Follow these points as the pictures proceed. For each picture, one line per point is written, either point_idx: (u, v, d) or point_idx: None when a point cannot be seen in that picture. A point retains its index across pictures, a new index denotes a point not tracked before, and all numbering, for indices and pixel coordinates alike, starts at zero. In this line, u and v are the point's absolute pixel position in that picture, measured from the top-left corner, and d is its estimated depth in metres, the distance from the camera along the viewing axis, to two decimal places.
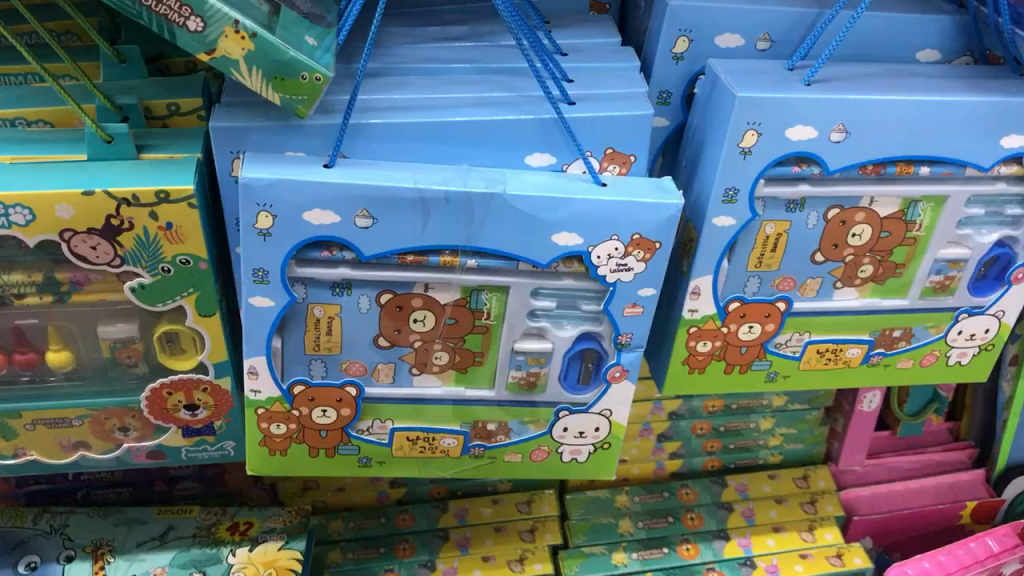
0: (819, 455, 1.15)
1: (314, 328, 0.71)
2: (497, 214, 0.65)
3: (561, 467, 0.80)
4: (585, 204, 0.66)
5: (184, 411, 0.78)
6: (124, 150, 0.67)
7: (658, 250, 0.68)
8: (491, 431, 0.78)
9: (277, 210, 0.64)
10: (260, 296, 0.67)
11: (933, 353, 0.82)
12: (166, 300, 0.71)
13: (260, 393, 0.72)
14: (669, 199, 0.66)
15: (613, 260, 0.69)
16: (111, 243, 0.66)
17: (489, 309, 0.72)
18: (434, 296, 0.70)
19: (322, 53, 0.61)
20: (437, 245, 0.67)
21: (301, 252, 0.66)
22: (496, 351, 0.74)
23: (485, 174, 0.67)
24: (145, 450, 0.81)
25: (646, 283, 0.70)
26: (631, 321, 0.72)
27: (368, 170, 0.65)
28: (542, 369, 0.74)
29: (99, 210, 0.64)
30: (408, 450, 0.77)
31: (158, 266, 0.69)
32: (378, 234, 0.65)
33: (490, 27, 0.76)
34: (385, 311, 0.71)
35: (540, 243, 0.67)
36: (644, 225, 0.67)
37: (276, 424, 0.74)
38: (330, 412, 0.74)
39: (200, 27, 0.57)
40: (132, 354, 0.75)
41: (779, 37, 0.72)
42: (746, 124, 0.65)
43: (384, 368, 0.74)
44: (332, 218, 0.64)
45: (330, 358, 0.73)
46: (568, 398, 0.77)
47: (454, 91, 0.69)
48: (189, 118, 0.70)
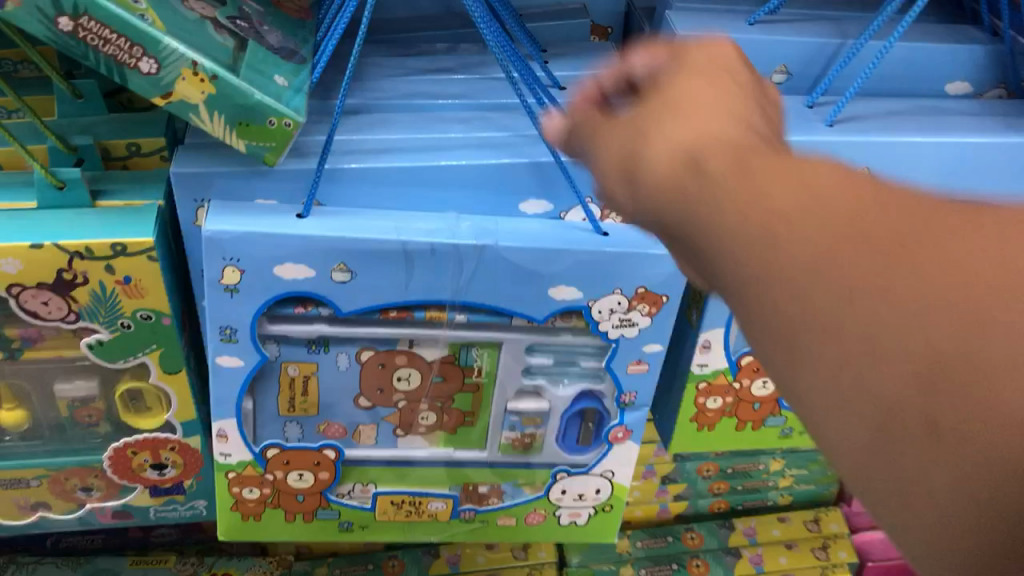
0: (831, 495, 1.10)
1: (288, 388, 0.65)
2: (489, 267, 0.59)
3: (560, 529, 0.74)
4: (585, 255, 0.60)
5: (151, 470, 0.72)
6: (79, 197, 0.60)
7: (665, 303, 0.63)
8: (483, 494, 0.72)
9: (245, 264, 0.57)
10: (228, 355, 0.61)
11: None
12: (127, 357, 0.65)
13: (231, 456, 0.66)
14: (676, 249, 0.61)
15: (616, 315, 0.63)
16: (65, 298, 0.60)
17: (480, 366, 0.66)
18: (419, 353, 0.64)
19: (292, 95, 0.55)
20: (423, 299, 0.60)
21: (273, 307, 0.61)
22: (488, 410, 0.68)
23: (476, 223, 0.61)
24: (110, 510, 0.75)
25: (651, 338, 0.64)
26: (635, 378, 0.66)
27: (346, 220, 0.59)
28: (538, 430, 0.69)
29: (50, 265, 0.58)
30: (392, 514, 0.71)
31: (117, 322, 0.63)
32: (357, 289, 0.59)
33: (482, 57, 0.70)
34: (366, 370, 0.65)
35: (535, 297, 0.61)
36: (648, 276, 0.61)
37: (248, 488, 0.68)
38: (307, 475, 0.68)
39: (154, 69, 0.51)
40: (92, 413, 0.69)
41: (797, 70, 0.66)
42: None
43: (367, 429, 0.68)
44: (306, 271, 0.58)
45: (306, 420, 0.67)
46: (567, 459, 0.71)
47: (442, 131, 0.63)
48: (152, 159, 0.64)
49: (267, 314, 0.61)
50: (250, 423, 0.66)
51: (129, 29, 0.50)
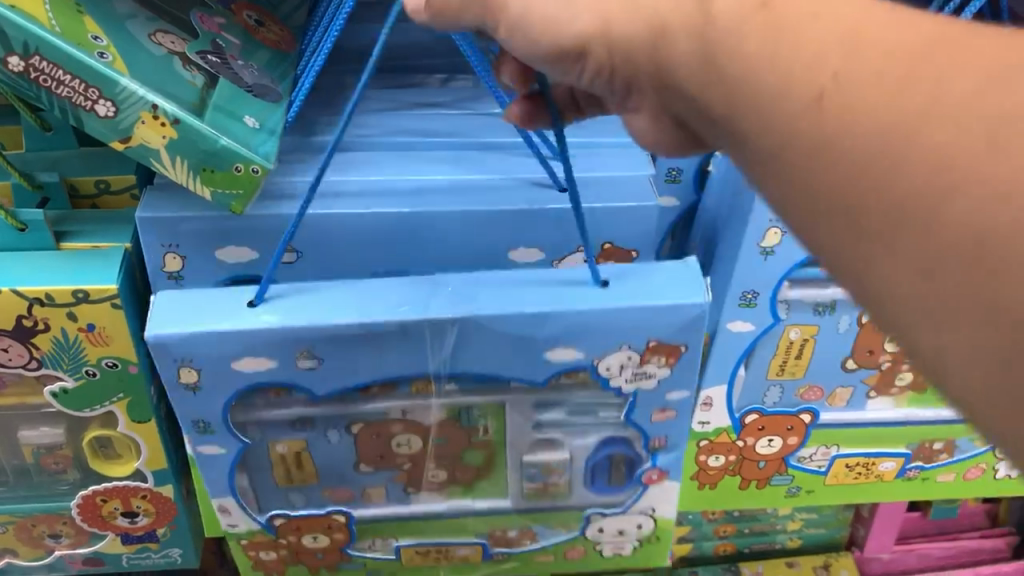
0: (843, 539, 1.05)
1: (280, 461, 0.59)
2: (473, 342, 0.51)
3: (607, 562, 0.67)
4: (585, 320, 0.51)
5: (122, 517, 0.69)
6: (41, 239, 0.57)
7: (684, 352, 0.53)
8: (512, 538, 0.65)
9: (199, 364, 0.51)
10: (207, 444, 0.56)
11: (979, 465, 0.71)
12: (94, 405, 0.61)
13: (238, 526, 0.61)
14: (688, 296, 0.51)
15: (628, 370, 0.54)
16: (26, 345, 0.57)
17: (485, 425, 0.59)
18: (414, 419, 0.57)
19: (262, 139, 0.52)
20: (404, 373, 0.53)
21: (242, 396, 0.54)
22: (503, 464, 0.61)
23: (450, 284, 0.53)
24: (81, 557, 0.72)
25: (674, 386, 0.55)
26: (663, 425, 0.57)
27: (311, 299, 0.51)
28: (562, 477, 0.61)
29: (8, 311, 0.55)
30: (418, 561, 0.66)
31: (82, 369, 0.59)
32: (329, 373, 0.52)
33: (477, 90, 0.67)
34: (359, 439, 0.58)
35: (528, 364, 0.52)
36: (661, 330, 0.52)
37: (265, 550, 0.63)
38: (321, 537, 0.63)
39: (111, 111, 0.48)
40: (59, 460, 0.65)
41: None
42: (769, 222, 0.56)
43: (374, 489, 0.61)
44: (267, 363, 0.51)
45: (308, 488, 0.61)
46: (598, 504, 0.63)
47: (425, 171, 0.59)
48: (122, 197, 0.61)
49: (240, 403, 0.55)
50: (250, 490, 0.61)
51: (86, 70, 0.46)
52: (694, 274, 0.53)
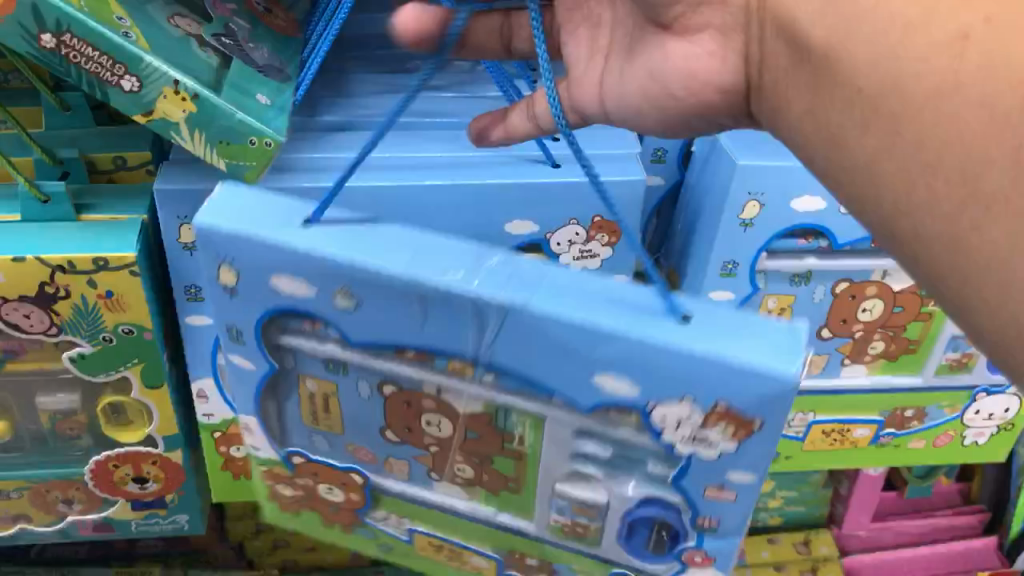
0: (822, 517, 1.09)
1: (310, 402, 0.47)
2: (517, 332, 0.37)
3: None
4: (650, 348, 0.35)
5: (133, 483, 0.72)
6: (62, 211, 0.60)
7: (758, 430, 0.36)
8: (533, 567, 0.48)
9: (240, 264, 0.41)
10: (236, 355, 0.45)
11: (947, 433, 0.75)
12: (109, 371, 0.64)
13: (259, 451, 0.49)
14: (776, 364, 0.34)
15: (685, 427, 0.37)
16: (47, 312, 0.60)
17: (522, 434, 0.43)
18: (448, 400, 0.42)
19: (274, 115, 0.55)
20: (444, 349, 0.40)
21: (281, 317, 0.43)
22: (531, 491, 0.45)
23: (522, 270, 0.39)
24: (91, 523, 0.75)
25: (736, 465, 0.38)
26: (719, 504, 0.40)
27: (358, 236, 0.40)
28: (592, 523, 0.44)
29: (31, 278, 0.59)
30: (430, 553, 0.50)
31: (99, 335, 0.62)
32: (366, 321, 0.41)
33: (472, 75, 0.71)
34: (391, 404, 0.45)
35: (573, 375, 0.37)
36: (729, 391, 0.35)
37: (284, 484, 0.50)
38: (336, 490, 0.49)
39: (136, 86, 0.51)
40: (74, 427, 0.68)
41: None
42: (747, 194, 0.60)
43: (397, 461, 0.47)
44: (303, 288, 0.41)
45: (333, 439, 0.48)
46: (634, 564, 0.45)
47: (426, 149, 0.62)
48: (137, 171, 0.64)
49: (277, 323, 0.44)
50: (274, 418, 0.48)
51: (110, 48, 0.50)
52: (792, 342, 0.35)
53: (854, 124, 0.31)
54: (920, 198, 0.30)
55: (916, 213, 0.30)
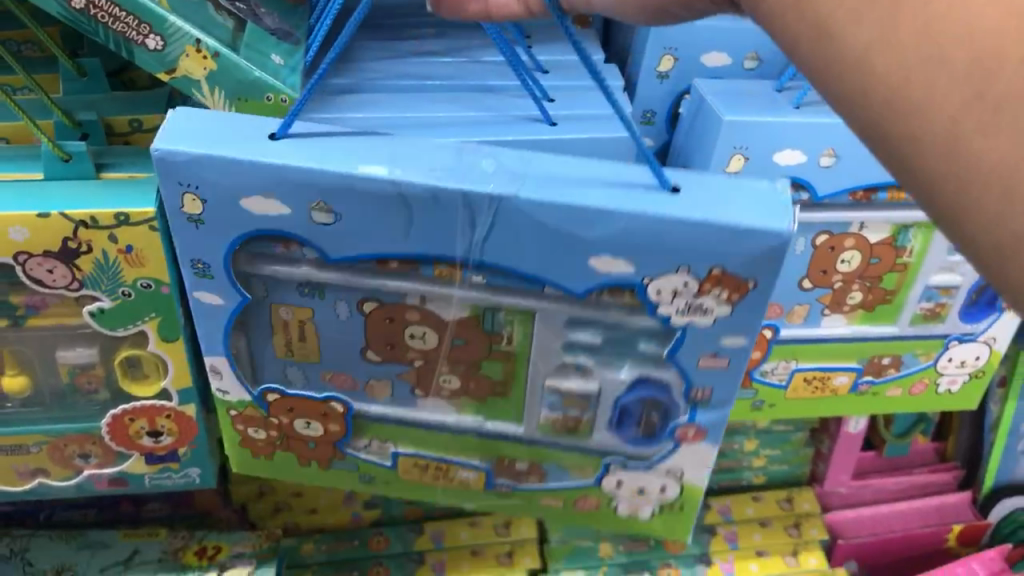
0: (804, 475, 1.14)
1: (283, 331, 0.57)
2: (506, 225, 0.47)
3: (620, 521, 0.63)
4: (637, 227, 0.45)
5: (147, 437, 0.75)
6: (83, 169, 0.63)
7: (751, 290, 0.47)
8: (520, 471, 0.62)
9: (205, 192, 0.48)
10: (205, 291, 0.53)
11: (922, 381, 0.79)
12: (127, 325, 0.68)
13: (230, 395, 0.60)
14: (770, 223, 0.45)
15: (681, 299, 0.48)
16: (69, 267, 0.63)
17: (510, 333, 0.55)
18: (433, 310, 0.53)
19: (287, 73, 0.59)
20: (429, 254, 0.49)
21: (251, 243, 0.51)
22: (522, 385, 0.57)
23: (499, 164, 0.48)
24: (107, 478, 0.78)
25: (730, 329, 0.50)
26: (708, 374, 0.52)
27: (326, 142, 0.49)
28: (584, 414, 0.58)
29: (55, 234, 0.61)
30: (417, 475, 0.63)
31: (118, 290, 0.65)
32: (344, 234, 0.49)
33: (469, 41, 0.75)
34: (371, 321, 0.55)
35: (568, 265, 0.48)
36: (725, 258, 0.46)
37: (255, 428, 0.62)
38: (315, 425, 0.61)
39: (160, 45, 0.54)
40: (92, 379, 0.72)
41: (767, 56, 0.71)
42: (732, 147, 0.64)
43: (379, 385, 0.59)
44: (280, 209, 0.48)
45: (308, 366, 0.58)
46: (623, 450, 0.59)
47: (431, 110, 0.65)
48: (152, 134, 0.67)
49: (245, 253, 0.51)
50: (247, 363, 0.59)
51: (138, 9, 0.53)
52: (781, 197, 0.47)
53: (854, 22, 0.33)
54: (920, 97, 0.31)
55: (912, 113, 0.31)
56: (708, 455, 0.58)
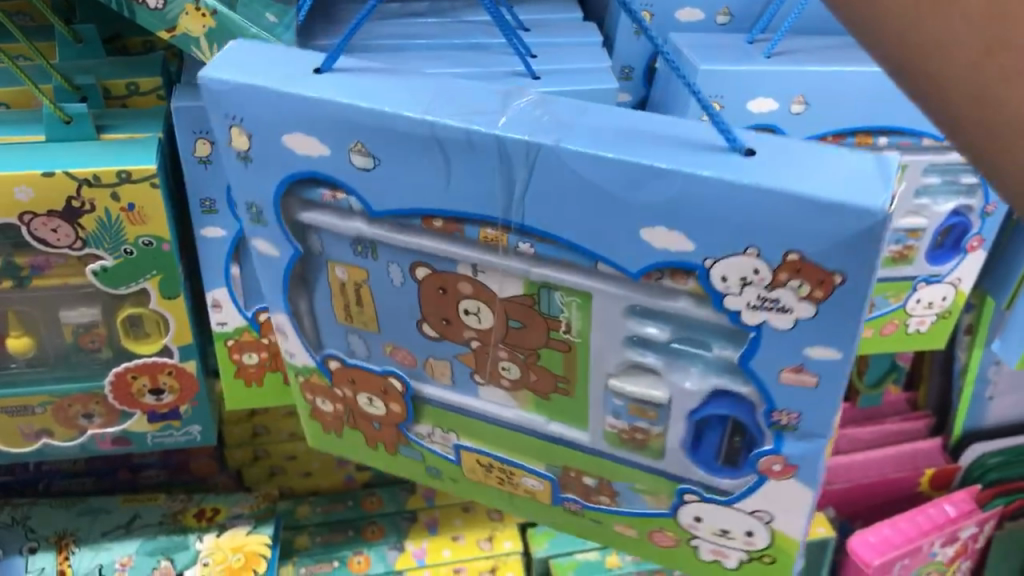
0: None
1: (341, 294, 0.56)
2: (550, 179, 0.43)
3: (699, 565, 0.56)
4: (696, 190, 0.40)
5: (150, 395, 0.77)
6: (84, 131, 0.65)
7: (840, 284, 0.40)
8: (591, 488, 0.58)
9: (247, 125, 0.48)
10: (262, 240, 0.54)
11: (893, 322, 0.83)
12: (129, 283, 0.70)
13: (296, 357, 0.61)
14: (862, 198, 0.38)
15: (752, 290, 0.42)
16: (73, 226, 0.65)
17: (569, 319, 0.50)
18: (484, 283, 0.50)
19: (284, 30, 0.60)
20: (470, 212, 0.46)
21: (301, 188, 0.50)
22: (585, 382, 0.52)
23: (551, 112, 0.45)
24: (110, 437, 0.80)
25: (821, 341, 0.42)
26: (794, 393, 0.45)
27: (371, 82, 0.47)
28: (653, 427, 0.53)
29: (59, 192, 0.63)
30: (482, 476, 0.61)
31: (121, 248, 0.68)
32: (382, 181, 0.47)
33: (452, 4, 0.77)
34: (425, 290, 0.52)
35: (623, 242, 0.43)
36: (804, 237, 0.39)
37: (323, 399, 0.63)
38: (376, 402, 0.60)
39: (159, 4, 0.57)
40: (95, 339, 0.74)
41: (738, 11, 0.74)
42: (707, 97, 0.67)
43: (439, 364, 0.56)
44: (319, 148, 0.47)
45: (368, 336, 0.57)
46: (700, 478, 0.53)
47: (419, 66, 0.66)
48: (149, 98, 0.70)
49: (297, 198, 0.51)
50: (308, 325, 0.59)
51: None
52: (882, 169, 0.40)
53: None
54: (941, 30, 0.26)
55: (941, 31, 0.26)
56: (798, 498, 0.50)
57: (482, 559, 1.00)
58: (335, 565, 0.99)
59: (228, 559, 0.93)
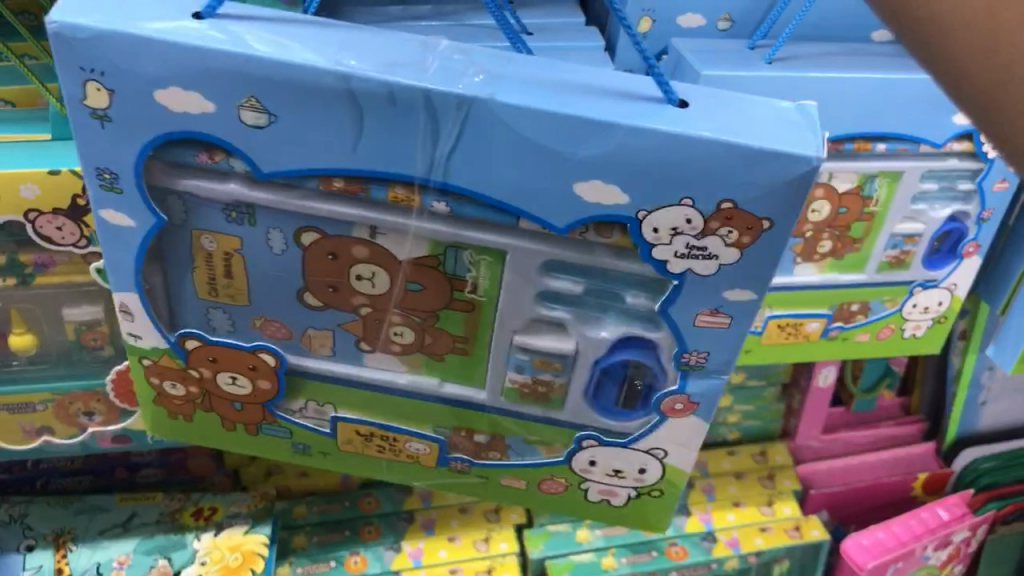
0: (776, 430, 1.19)
1: (205, 265, 0.53)
2: (481, 134, 0.42)
3: (586, 506, 0.60)
4: (633, 144, 0.42)
5: None
6: None
7: (766, 230, 0.44)
8: (479, 444, 0.60)
9: (112, 82, 0.43)
10: (114, 209, 0.48)
11: (889, 327, 0.84)
12: None
13: (143, 340, 0.56)
14: (797, 147, 0.42)
15: (682, 239, 0.45)
16: (78, 223, 0.66)
17: (475, 279, 0.51)
18: (383, 246, 0.50)
19: None
20: (379, 170, 0.44)
21: (170, 150, 0.46)
22: (488, 339, 0.54)
23: (472, 65, 0.44)
24: (110, 435, 0.79)
25: (734, 281, 0.46)
26: (710, 333, 0.49)
27: (257, 28, 0.44)
28: (557, 378, 0.55)
29: (64, 190, 0.64)
30: (358, 446, 0.60)
31: None
32: (276, 139, 0.44)
33: (454, 7, 0.78)
34: (309, 256, 0.51)
35: (546, 185, 0.44)
36: (738, 186, 0.43)
37: (171, 382, 0.58)
38: (242, 381, 0.57)
39: None
40: (98, 337, 0.75)
41: (739, 17, 0.75)
42: None
43: (319, 336, 0.56)
44: (203, 105, 0.43)
45: (234, 309, 0.55)
46: (600, 423, 0.56)
47: None
48: None
49: (161, 161, 0.47)
50: (160, 301, 0.55)
51: None
52: (805, 119, 0.44)
53: None
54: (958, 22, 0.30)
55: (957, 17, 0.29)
56: (695, 433, 0.55)
57: (479, 560, 1.00)
58: (332, 565, 0.98)
59: (226, 558, 0.93)
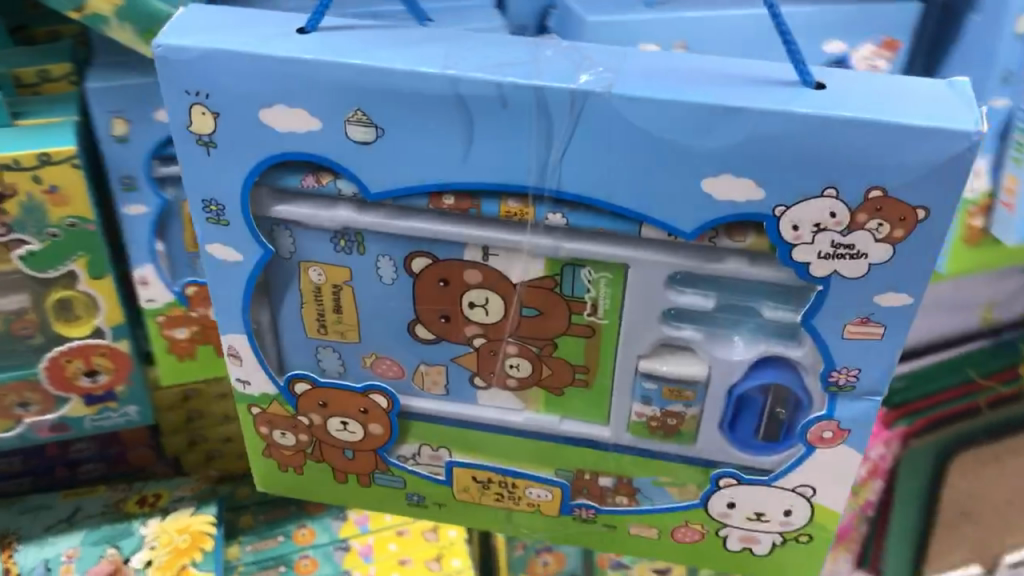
0: None
1: (316, 299, 0.46)
2: (596, 132, 0.36)
3: (725, 556, 0.49)
4: (772, 129, 0.34)
5: (86, 378, 0.76)
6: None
7: (923, 220, 0.35)
8: (605, 490, 0.49)
9: (217, 104, 0.38)
10: (223, 245, 0.43)
11: None
12: (57, 266, 0.68)
13: (251, 386, 0.48)
14: (954, 121, 0.33)
15: (825, 235, 0.36)
16: None
17: (594, 298, 0.43)
18: (499, 265, 0.42)
19: None
20: (500, 184, 0.38)
21: (273, 176, 0.40)
22: (613, 369, 0.45)
23: (595, 60, 0.38)
24: (48, 424, 0.78)
25: (894, 285, 0.37)
26: (859, 345, 0.40)
27: (363, 42, 0.38)
28: (688, 409, 0.46)
29: None
30: (475, 494, 0.50)
31: (45, 231, 0.66)
32: (382, 159, 0.38)
33: None
34: (423, 283, 0.44)
35: (670, 192, 0.36)
36: (887, 170, 0.34)
37: (281, 432, 0.50)
38: (353, 425, 0.49)
39: None
40: (27, 326, 0.73)
41: None
42: None
43: (432, 373, 0.47)
44: (311, 125, 0.38)
45: (345, 348, 0.47)
46: (733, 457, 0.46)
47: None
48: (60, 83, 0.68)
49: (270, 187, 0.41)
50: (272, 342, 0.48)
51: None
52: (954, 92, 0.36)
53: None
54: None
55: None
56: (847, 467, 0.44)
57: None
58: (282, 569, 0.96)
59: (174, 540, 0.92)
